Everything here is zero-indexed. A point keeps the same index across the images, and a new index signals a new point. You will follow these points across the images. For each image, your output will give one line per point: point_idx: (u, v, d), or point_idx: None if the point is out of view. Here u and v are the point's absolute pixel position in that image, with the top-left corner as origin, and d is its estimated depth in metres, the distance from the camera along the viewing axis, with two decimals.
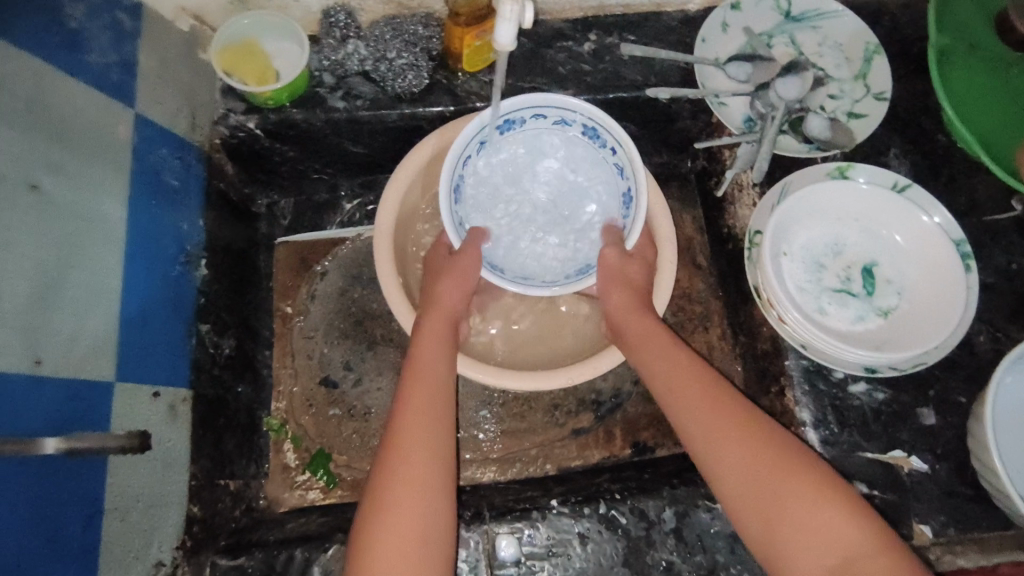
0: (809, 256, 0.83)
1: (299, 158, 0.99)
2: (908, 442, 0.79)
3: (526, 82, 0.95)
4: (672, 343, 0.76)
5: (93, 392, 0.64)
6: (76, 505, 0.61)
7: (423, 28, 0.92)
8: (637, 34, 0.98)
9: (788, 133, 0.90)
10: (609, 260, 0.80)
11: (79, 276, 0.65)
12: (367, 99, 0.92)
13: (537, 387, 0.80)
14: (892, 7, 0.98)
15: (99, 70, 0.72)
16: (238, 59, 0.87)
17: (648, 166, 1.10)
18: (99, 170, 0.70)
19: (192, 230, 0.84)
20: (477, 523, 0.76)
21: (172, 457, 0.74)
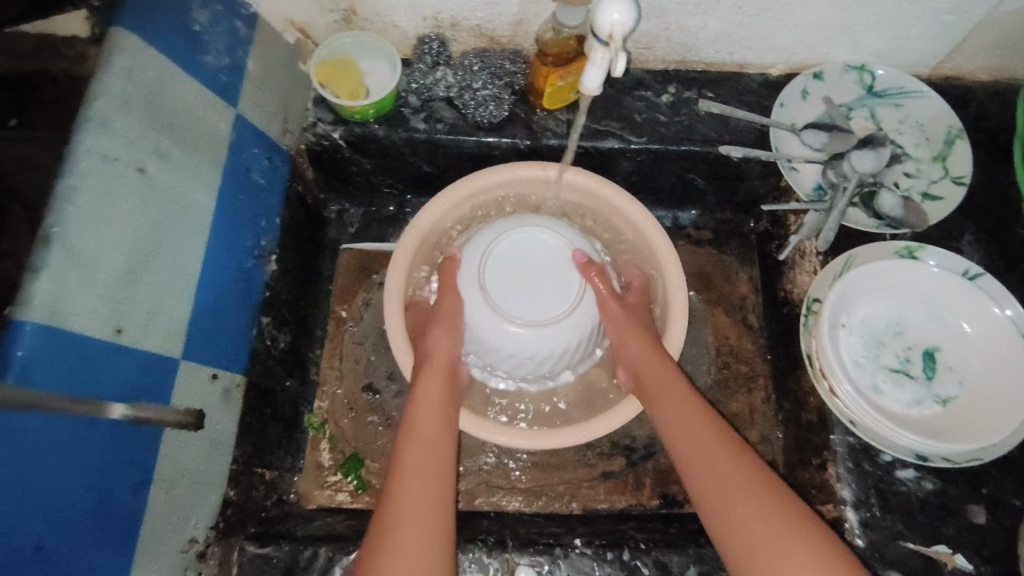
0: (868, 332, 0.81)
1: (374, 172, 1.03)
2: (954, 538, 0.76)
3: (602, 125, 0.98)
4: (676, 409, 0.75)
5: (160, 366, 0.68)
6: (129, 470, 0.63)
7: (510, 63, 0.97)
8: (716, 91, 1.00)
9: (858, 206, 0.90)
10: (611, 309, 0.86)
11: (166, 256, 0.70)
12: (447, 124, 0.96)
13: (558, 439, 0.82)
14: (977, 95, 0.97)
15: (212, 70, 0.78)
16: (333, 73, 0.93)
17: (710, 220, 1.11)
18: (197, 162, 0.75)
19: (268, 226, 0.89)
20: (498, 551, 0.76)
21: (221, 439, 0.77)
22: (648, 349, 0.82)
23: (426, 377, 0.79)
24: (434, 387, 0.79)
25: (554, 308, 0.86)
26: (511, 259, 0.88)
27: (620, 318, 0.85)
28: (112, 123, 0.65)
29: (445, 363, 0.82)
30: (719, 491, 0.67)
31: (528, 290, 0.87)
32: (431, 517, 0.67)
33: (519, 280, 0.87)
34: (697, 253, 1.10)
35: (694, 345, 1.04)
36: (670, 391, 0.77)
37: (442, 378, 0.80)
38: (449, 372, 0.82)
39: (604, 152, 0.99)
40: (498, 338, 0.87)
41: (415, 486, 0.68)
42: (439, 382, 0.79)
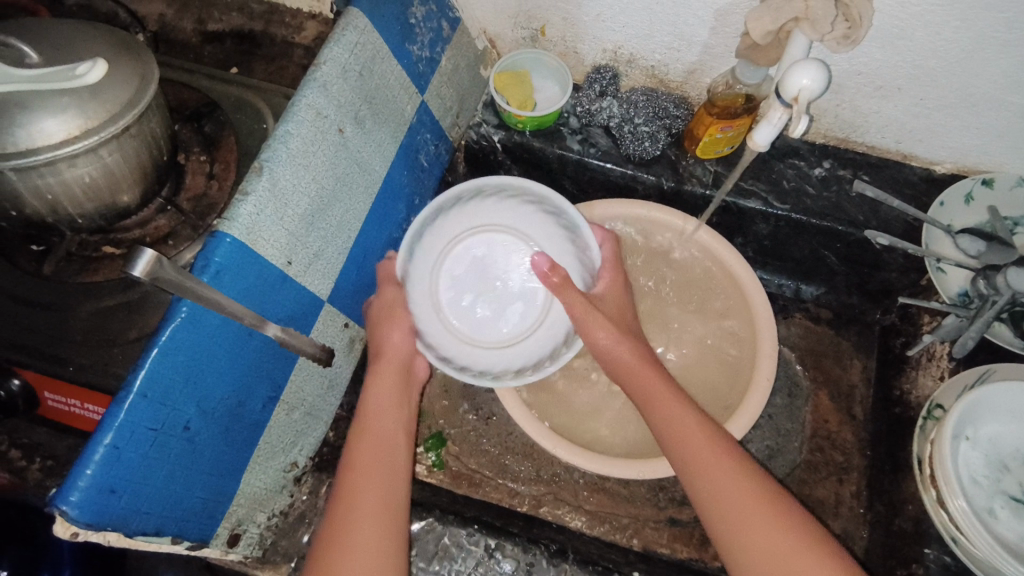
0: (993, 451, 0.76)
1: (519, 179, 1.10)
2: None
3: (748, 184, 1.00)
4: (683, 438, 0.71)
5: (310, 303, 0.76)
6: (266, 385, 0.71)
7: (674, 107, 1.00)
8: (872, 176, 0.99)
9: (1005, 322, 0.86)
10: (598, 345, 0.79)
11: (337, 209, 0.78)
12: (599, 150, 1.02)
13: (619, 470, 0.83)
14: None
15: (413, 59, 0.87)
16: (508, 83, 1.00)
17: (834, 301, 1.08)
18: (381, 135, 0.84)
19: (419, 206, 0.97)
20: (557, 559, 0.78)
21: (335, 382, 0.84)
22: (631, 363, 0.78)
23: (380, 376, 0.79)
24: (384, 383, 0.79)
25: (523, 326, 0.84)
26: (469, 252, 0.84)
27: (586, 305, 0.78)
28: (331, 86, 0.74)
29: (399, 361, 0.81)
30: (748, 541, 0.63)
31: (482, 272, 0.84)
32: (387, 497, 0.68)
33: (473, 279, 0.84)
34: (812, 330, 1.08)
35: (790, 420, 1.01)
36: (666, 418, 0.73)
37: (395, 379, 0.80)
38: (404, 371, 0.81)
39: (744, 210, 1.00)
40: (454, 348, 0.83)
41: (363, 470, 0.69)
42: (389, 378, 0.79)
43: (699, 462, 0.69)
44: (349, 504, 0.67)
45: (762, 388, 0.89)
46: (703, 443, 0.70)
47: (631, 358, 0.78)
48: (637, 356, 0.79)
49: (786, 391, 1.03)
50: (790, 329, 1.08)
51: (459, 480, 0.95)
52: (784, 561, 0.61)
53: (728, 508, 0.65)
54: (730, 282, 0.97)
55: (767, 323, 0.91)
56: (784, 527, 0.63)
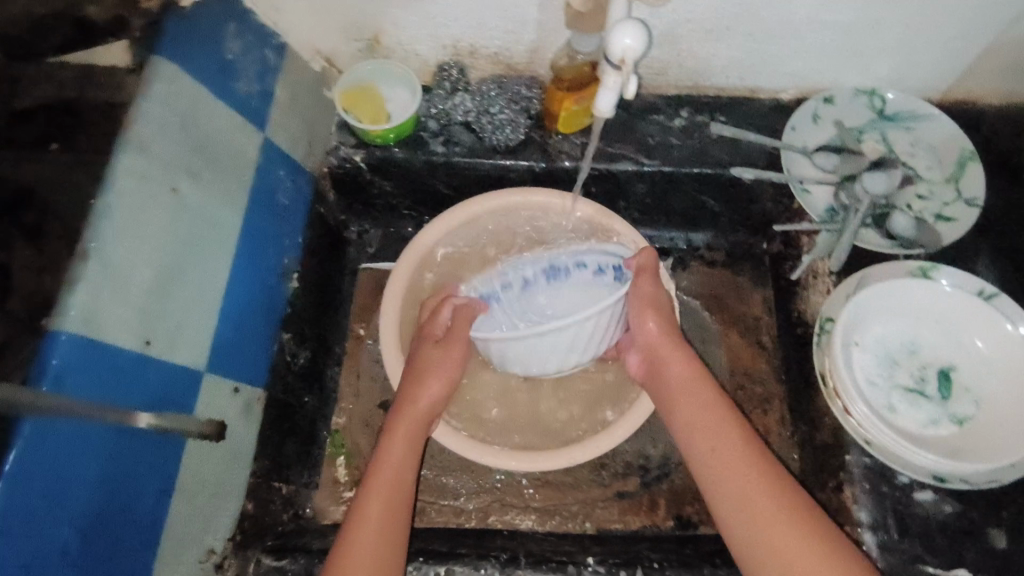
0: (882, 351, 0.81)
1: (394, 194, 1.06)
2: (975, 563, 0.74)
3: (616, 149, 1.00)
4: (700, 418, 0.76)
5: (186, 379, 0.70)
6: (154, 479, 0.65)
7: (526, 89, 0.99)
8: (728, 115, 1.01)
9: (870, 227, 0.92)
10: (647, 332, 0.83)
11: (194, 272, 0.72)
12: (465, 147, 0.99)
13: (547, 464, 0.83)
14: (991, 118, 0.99)
15: (242, 96, 0.81)
16: (357, 99, 0.96)
17: (723, 241, 1.11)
18: (226, 182, 0.78)
19: (291, 246, 0.91)
20: (511, 568, 0.77)
21: (240, 451, 0.79)
22: (690, 371, 0.80)
23: (402, 424, 0.79)
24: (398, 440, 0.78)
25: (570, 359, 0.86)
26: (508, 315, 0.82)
27: (648, 308, 0.82)
28: (149, 144, 0.68)
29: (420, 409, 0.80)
30: (748, 507, 0.68)
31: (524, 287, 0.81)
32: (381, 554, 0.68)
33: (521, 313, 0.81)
34: (710, 274, 1.10)
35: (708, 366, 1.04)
36: (689, 399, 0.78)
37: (414, 428, 0.79)
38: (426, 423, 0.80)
39: (618, 175, 1.01)
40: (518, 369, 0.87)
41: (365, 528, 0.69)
42: (411, 429, 0.78)
43: (716, 442, 0.73)
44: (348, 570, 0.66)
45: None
46: (733, 427, 0.74)
47: (656, 340, 0.82)
48: (683, 360, 0.81)
49: (699, 339, 1.06)
50: (690, 278, 1.10)
51: None
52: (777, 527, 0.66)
53: (737, 482, 0.70)
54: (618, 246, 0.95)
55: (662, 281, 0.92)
56: (783, 490, 0.69)
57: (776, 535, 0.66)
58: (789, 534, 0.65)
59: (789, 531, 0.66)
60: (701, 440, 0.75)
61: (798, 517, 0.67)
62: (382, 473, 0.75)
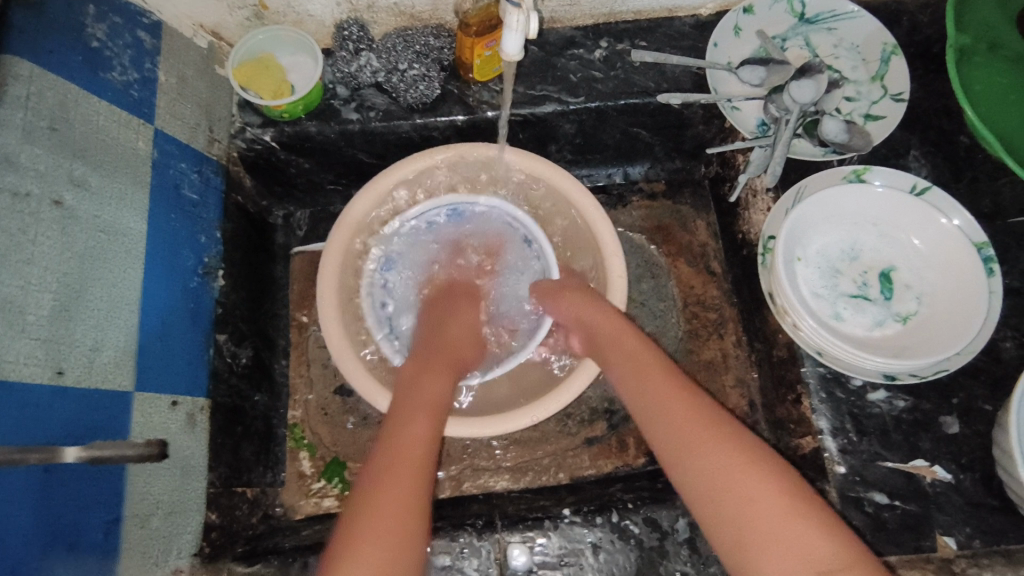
0: (824, 261, 0.81)
1: (314, 171, 1.00)
2: (930, 451, 0.77)
3: (538, 91, 0.95)
4: (632, 366, 0.73)
5: (113, 403, 0.66)
6: (96, 512, 0.62)
7: (434, 39, 0.92)
8: (649, 40, 0.97)
9: (802, 136, 0.91)
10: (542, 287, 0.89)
11: (100, 287, 0.67)
12: (379, 111, 0.94)
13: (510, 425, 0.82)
14: (910, 7, 0.97)
15: (119, 88, 0.74)
16: (254, 73, 0.89)
17: (661, 172, 1.09)
18: (119, 185, 0.71)
19: (209, 242, 0.85)
20: (489, 533, 0.76)
21: (192, 464, 0.75)
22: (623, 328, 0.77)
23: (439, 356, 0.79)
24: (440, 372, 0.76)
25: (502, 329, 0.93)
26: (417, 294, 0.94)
27: (559, 290, 0.86)
28: (18, 156, 0.61)
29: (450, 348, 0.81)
30: (678, 435, 0.65)
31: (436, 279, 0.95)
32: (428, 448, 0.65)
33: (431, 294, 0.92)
34: (653, 207, 1.09)
35: (662, 300, 1.03)
36: (622, 348, 0.76)
37: (450, 363, 0.78)
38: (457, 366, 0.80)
39: (544, 118, 0.96)
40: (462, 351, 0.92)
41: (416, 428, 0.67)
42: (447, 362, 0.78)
43: (649, 380, 0.71)
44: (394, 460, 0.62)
45: (619, 286, 0.86)
46: (654, 364, 0.72)
47: (586, 311, 0.81)
48: (605, 322, 0.79)
49: (648, 275, 1.05)
50: (633, 214, 1.08)
51: None
52: (698, 443, 0.63)
53: (665, 414, 0.67)
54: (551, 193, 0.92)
55: (603, 224, 0.87)
56: (700, 415, 0.66)
57: (699, 453, 0.63)
58: (708, 449, 0.63)
59: (720, 441, 0.63)
60: (633, 387, 0.72)
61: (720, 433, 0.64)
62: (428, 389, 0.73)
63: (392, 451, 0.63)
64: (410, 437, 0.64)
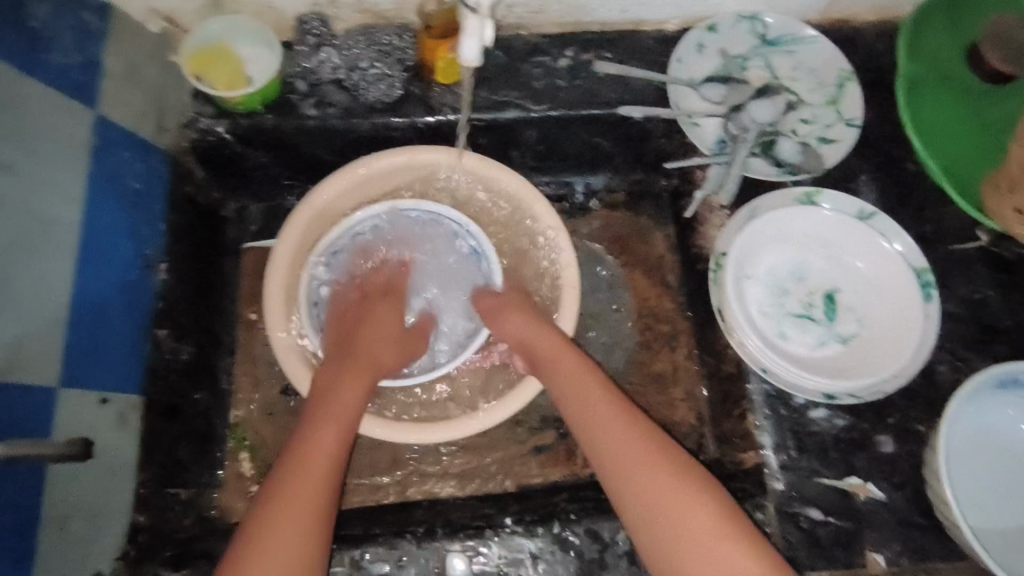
0: (772, 281, 0.82)
1: (269, 164, 0.98)
2: (865, 469, 0.79)
3: (500, 96, 0.95)
4: (576, 386, 0.74)
5: (36, 399, 0.63)
6: (11, 513, 0.58)
7: (398, 38, 0.92)
8: (614, 51, 0.98)
9: (759, 156, 0.92)
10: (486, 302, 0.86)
11: (27, 277, 0.64)
12: (339, 108, 0.91)
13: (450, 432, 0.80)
14: (867, 35, 1.00)
15: (59, 70, 0.71)
16: (208, 61, 0.87)
17: (622, 183, 1.10)
18: (55, 172, 0.69)
19: (152, 234, 0.82)
20: (429, 541, 0.75)
21: (121, 464, 0.72)
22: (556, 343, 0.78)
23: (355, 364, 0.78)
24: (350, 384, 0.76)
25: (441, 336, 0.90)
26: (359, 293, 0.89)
27: (502, 307, 0.84)
28: None
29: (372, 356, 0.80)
30: (614, 459, 0.67)
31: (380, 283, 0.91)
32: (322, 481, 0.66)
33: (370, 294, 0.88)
34: (612, 217, 1.09)
35: (617, 310, 1.04)
36: (565, 364, 0.76)
37: (369, 372, 0.78)
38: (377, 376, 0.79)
39: (506, 123, 0.96)
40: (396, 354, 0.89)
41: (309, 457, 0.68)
42: (365, 373, 0.77)
43: (592, 402, 0.72)
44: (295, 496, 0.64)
45: (572, 297, 0.87)
46: (592, 385, 0.73)
47: (523, 333, 0.80)
48: (541, 339, 0.79)
49: (605, 285, 1.05)
50: (592, 223, 1.09)
51: None
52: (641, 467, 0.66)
53: (609, 434, 0.69)
54: (509, 201, 0.91)
55: (562, 235, 0.88)
56: (638, 438, 0.68)
57: (644, 478, 0.65)
58: (651, 473, 0.65)
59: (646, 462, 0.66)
60: (573, 407, 0.73)
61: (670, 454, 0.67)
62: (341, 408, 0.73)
63: (294, 487, 0.65)
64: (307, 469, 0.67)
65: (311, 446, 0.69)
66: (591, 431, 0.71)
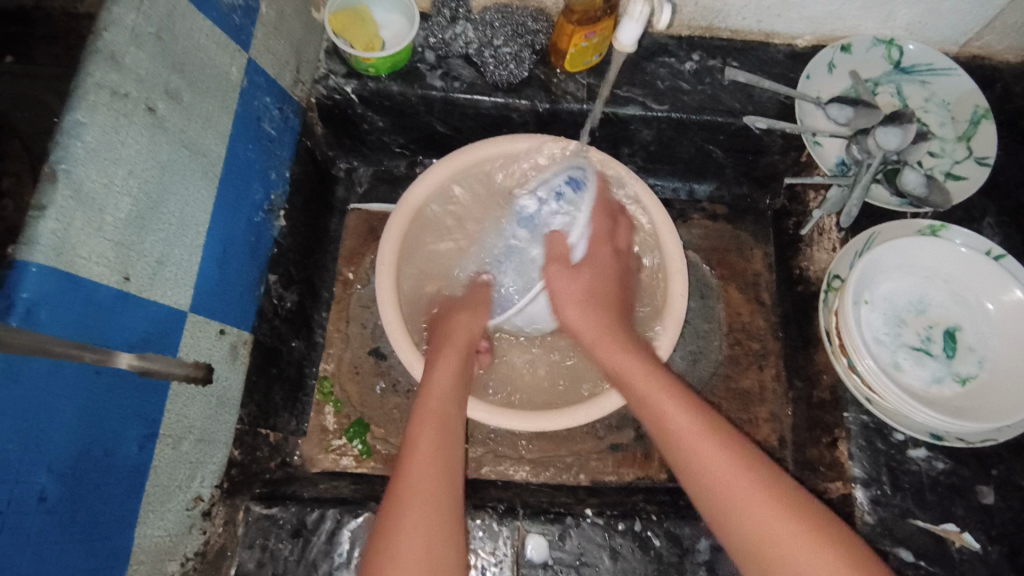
0: (890, 308, 0.80)
1: (386, 130, 1.00)
2: (963, 517, 0.76)
3: (623, 91, 0.95)
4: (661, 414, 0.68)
5: (168, 320, 0.65)
6: (136, 424, 0.61)
7: (532, 21, 0.92)
8: (741, 61, 0.97)
9: (882, 182, 0.89)
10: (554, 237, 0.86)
11: (175, 202, 0.66)
12: (464, 82, 0.93)
13: (536, 426, 0.81)
14: (1006, 75, 0.96)
15: (225, 11, 0.73)
16: (347, 23, 0.88)
17: (727, 195, 1.09)
18: (207, 105, 0.71)
19: (278, 180, 0.84)
20: (509, 518, 0.75)
21: (227, 397, 0.74)
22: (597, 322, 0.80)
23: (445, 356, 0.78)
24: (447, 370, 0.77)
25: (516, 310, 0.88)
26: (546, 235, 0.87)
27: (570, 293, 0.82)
28: (123, 58, 0.60)
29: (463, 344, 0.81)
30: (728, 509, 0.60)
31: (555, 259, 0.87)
32: (444, 475, 0.66)
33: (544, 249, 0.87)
34: (712, 227, 1.08)
35: (707, 321, 1.02)
36: (642, 386, 0.71)
37: (461, 355, 0.80)
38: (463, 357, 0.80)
39: (625, 119, 0.96)
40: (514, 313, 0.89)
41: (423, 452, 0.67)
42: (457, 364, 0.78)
43: (670, 424, 0.67)
44: (410, 487, 0.64)
45: (679, 306, 0.85)
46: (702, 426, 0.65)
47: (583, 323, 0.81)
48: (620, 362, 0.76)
49: (698, 294, 1.04)
50: (692, 231, 1.08)
51: (391, 463, 0.91)
52: (725, 482, 0.61)
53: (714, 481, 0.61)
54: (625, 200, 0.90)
55: (670, 235, 0.87)
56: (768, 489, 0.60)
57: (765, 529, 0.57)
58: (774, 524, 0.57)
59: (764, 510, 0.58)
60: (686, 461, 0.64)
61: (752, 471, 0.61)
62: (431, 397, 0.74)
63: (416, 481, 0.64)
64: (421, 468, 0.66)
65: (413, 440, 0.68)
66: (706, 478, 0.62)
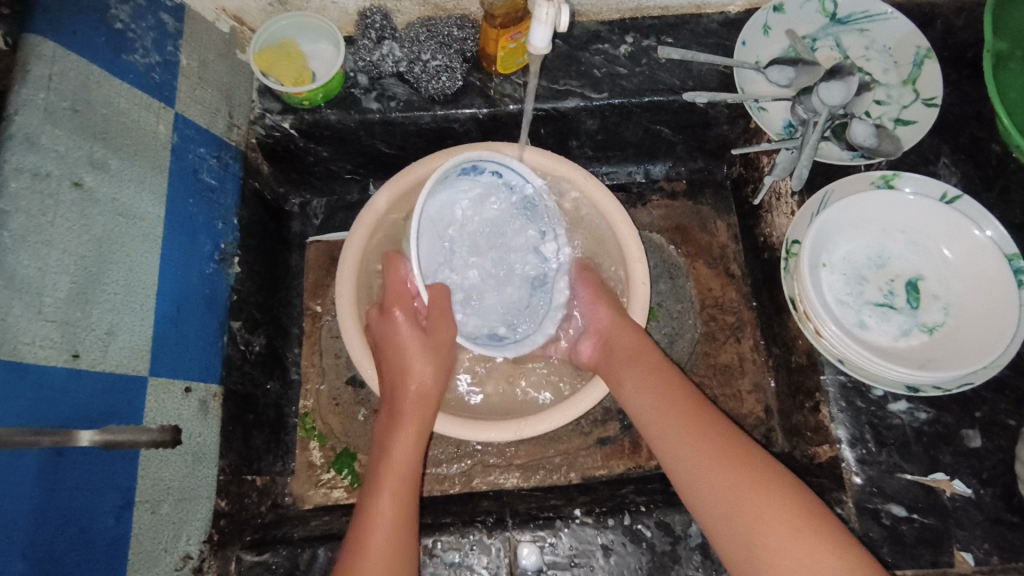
0: (850, 268, 0.79)
1: (332, 159, 0.99)
2: (951, 465, 0.76)
3: (561, 85, 0.94)
4: (641, 379, 0.76)
5: (127, 389, 0.65)
6: (109, 496, 0.61)
7: (457, 30, 0.91)
8: (675, 36, 0.96)
9: (830, 139, 0.88)
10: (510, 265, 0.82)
11: (117, 272, 0.66)
12: (400, 101, 0.92)
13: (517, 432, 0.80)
14: (945, 9, 0.94)
15: (142, 70, 0.73)
16: (274, 59, 0.87)
17: (682, 171, 1.08)
18: (139, 167, 0.71)
19: (226, 228, 0.84)
20: (499, 530, 0.76)
21: (204, 452, 0.75)
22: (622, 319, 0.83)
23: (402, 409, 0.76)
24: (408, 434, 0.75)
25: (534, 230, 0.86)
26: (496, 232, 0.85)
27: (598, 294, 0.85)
28: (39, 137, 0.60)
29: (421, 396, 0.77)
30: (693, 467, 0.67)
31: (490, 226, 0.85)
32: (397, 538, 0.67)
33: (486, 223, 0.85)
34: (672, 207, 1.07)
35: (679, 301, 1.02)
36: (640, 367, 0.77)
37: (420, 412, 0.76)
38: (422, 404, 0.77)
39: (567, 113, 0.95)
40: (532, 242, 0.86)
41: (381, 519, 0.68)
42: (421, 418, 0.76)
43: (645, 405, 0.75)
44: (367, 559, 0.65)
45: (643, 293, 0.86)
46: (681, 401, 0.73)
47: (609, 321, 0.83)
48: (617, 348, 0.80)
49: (666, 275, 1.04)
50: (652, 213, 1.07)
51: None
52: (709, 474, 0.65)
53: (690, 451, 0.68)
54: (577, 194, 0.89)
55: (626, 226, 0.87)
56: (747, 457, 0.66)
57: (718, 487, 0.64)
58: (724, 478, 0.64)
59: (725, 472, 0.65)
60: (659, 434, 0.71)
61: (764, 490, 0.63)
62: (394, 466, 0.72)
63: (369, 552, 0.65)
64: (380, 538, 0.67)
65: (373, 517, 0.68)
66: (679, 455, 0.68)
